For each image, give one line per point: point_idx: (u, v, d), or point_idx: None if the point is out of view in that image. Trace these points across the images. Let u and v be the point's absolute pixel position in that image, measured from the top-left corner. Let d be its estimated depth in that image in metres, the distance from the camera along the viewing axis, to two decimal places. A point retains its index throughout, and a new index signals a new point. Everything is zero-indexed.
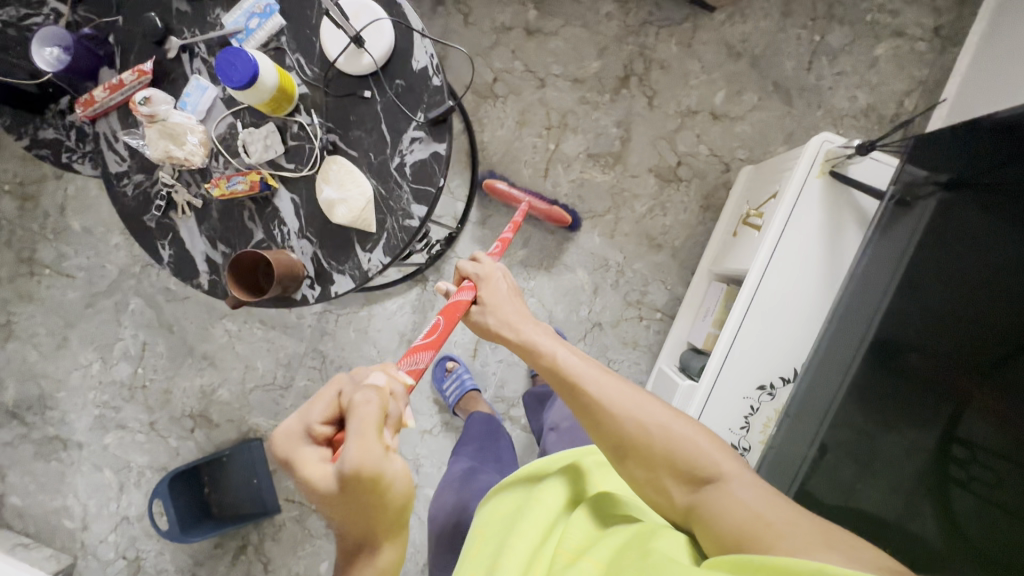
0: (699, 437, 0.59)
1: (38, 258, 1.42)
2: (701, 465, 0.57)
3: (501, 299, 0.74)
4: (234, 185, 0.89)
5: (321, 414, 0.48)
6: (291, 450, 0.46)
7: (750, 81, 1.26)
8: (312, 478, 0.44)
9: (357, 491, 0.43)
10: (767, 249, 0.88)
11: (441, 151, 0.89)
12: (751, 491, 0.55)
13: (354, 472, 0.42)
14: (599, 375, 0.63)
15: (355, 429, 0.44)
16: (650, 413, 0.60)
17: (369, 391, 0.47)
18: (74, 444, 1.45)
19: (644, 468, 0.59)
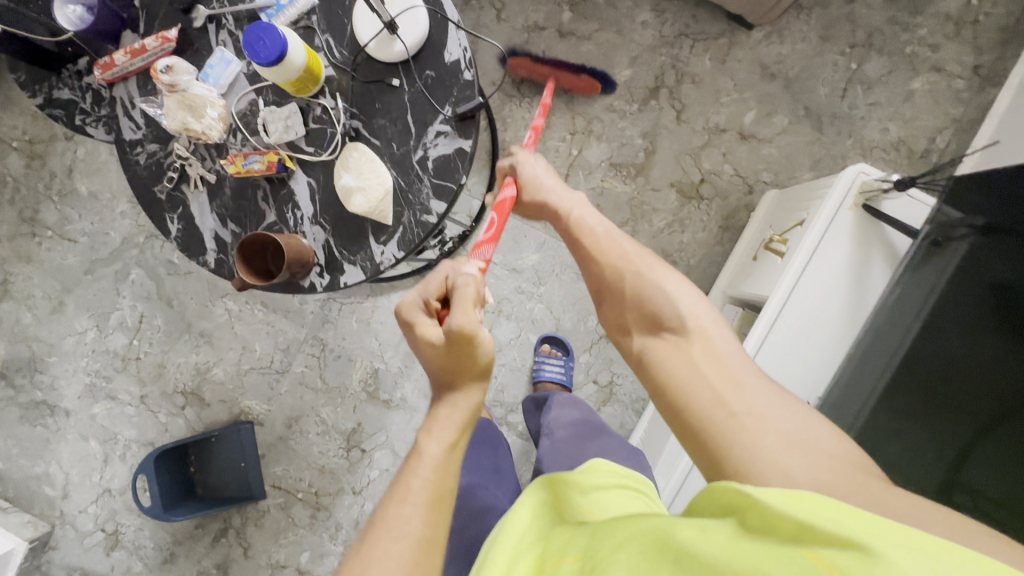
0: (685, 300, 0.60)
1: (39, 219, 1.38)
2: (669, 317, 0.59)
3: (536, 185, 0.78)
4: (250, 163, 0.86)
5: (431, 292, 0.61)
6: (411, 317, 0.60)
7: (782, 103, 1.23)
8: (425, 333, 0.58)
9: (459, 343, 0.56)
10: (791, 277, 0.86)
11: (466, 148, 0.87)
12: (714, 354, 0.55)
13: (458, 327, 0.56)
14: (602, 241, 0.70)
15: (460, 300, 0.57)
16: (632, 264, 0.66)
17: (468, 277, 0.61)
18: (61, 411, 1.42)
19: (621, 311, 0.64)
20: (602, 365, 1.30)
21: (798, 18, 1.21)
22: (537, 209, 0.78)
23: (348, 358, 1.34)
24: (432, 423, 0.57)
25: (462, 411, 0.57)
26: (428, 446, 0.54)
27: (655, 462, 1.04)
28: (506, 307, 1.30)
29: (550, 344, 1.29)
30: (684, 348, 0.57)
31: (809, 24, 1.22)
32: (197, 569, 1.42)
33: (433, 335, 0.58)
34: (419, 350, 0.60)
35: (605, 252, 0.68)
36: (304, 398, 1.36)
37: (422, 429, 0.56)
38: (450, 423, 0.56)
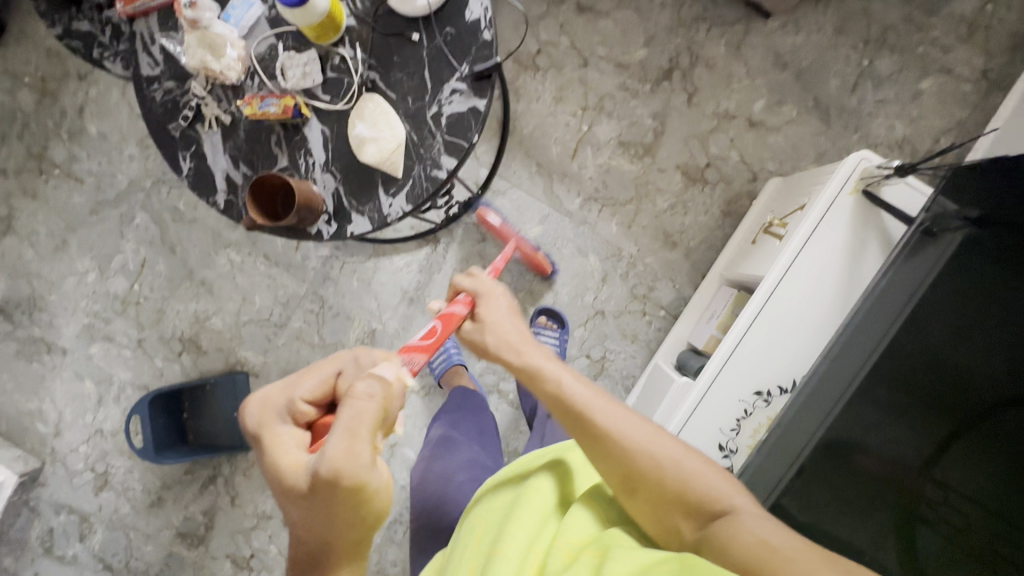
0: (708, 471, 0.60)
1: (48, 157, 1.39)
2: (706, 498, 0.58)
3: (500, 319, 0.74)
4: (266, 106, 0.86)
5: (309, 392, 0.50)
6: (264, 423, 0.48)
7: (793, 93, 1.25)
8: (290, 461, 0.46)
9: (331, 486, 0.43)
10: (787, 256, 0.89)
11: (480, 107, 0.88)
12: (763, 519, 0.56)
13: (333, 471, 0.42)
14: (609, 406, 0.64)
15: (341, 424, 0.43)
16: (654, 441, 0.61)
17: (372, 383, 0.46)
18: (58, 349, 1.43)
19: (649, 498, 0.60)
20: (596, 340, 1.32)
21: (814, 9, 1.23)
22: (521, 365, 0.70)
23: (346, 316, 1.36)
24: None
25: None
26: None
27: None
28: (506, 276, 1.32)
29: (546, 316, 1.29)
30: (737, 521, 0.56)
31: (825, 17, 1.23)
32: (184, 514, 1.45)
33: (293, 466, 0.45)
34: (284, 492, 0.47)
35: (633, 435, 0.61)
36: (300, 352, 1.37)
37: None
38: None
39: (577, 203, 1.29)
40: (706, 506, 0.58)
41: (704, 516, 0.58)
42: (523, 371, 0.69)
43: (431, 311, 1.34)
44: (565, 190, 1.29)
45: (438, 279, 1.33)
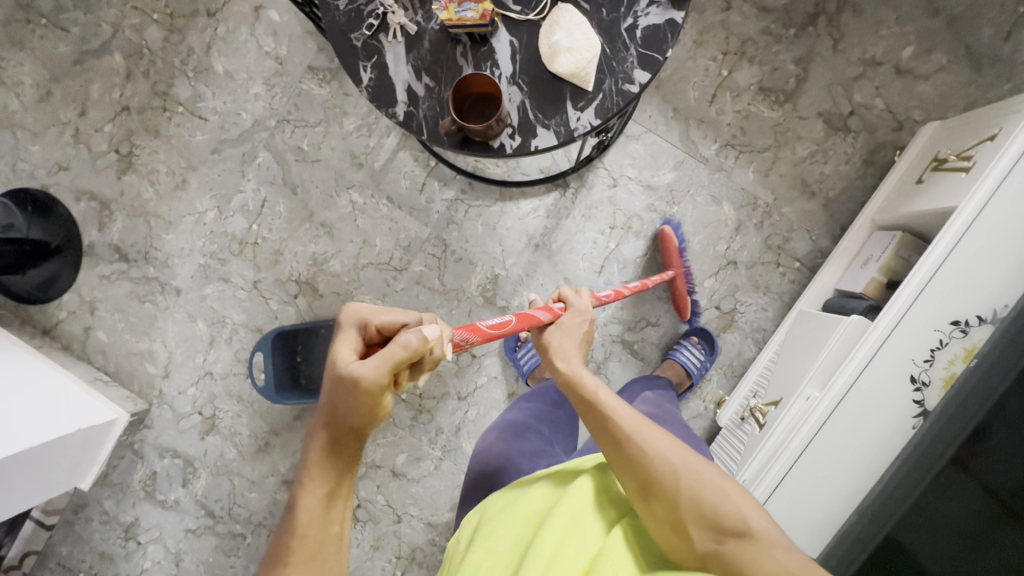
0: (730, 486, 0.59)
1: (172, 94, 1.38)
2: (728, 517, 0.56)
3: (571, 334, 0.76)
4: (464, 12, 0.84)
5: (382, 320, 0.57)
6: (348, 323, 0.57)
7: (942, 41, 1.22)
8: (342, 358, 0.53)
9: (372, 401, 0.51)
10: (991, 183, 0.86)
11: (678, 19, 0.86)
12: (786, 548, 0.55)
13: (363, 381, 0.50)
14: (636, 418, 0.63)
15: (389, 349, 0.50)
16: (675, 451, 0.60)
17: (418, 334, 0.51)
18: (172, 290, 1.42)
19: (664, 510, 0.58)
20: (727, 291, 1.29)
21: None
22: (561, 363, 0.72)
23: (469, 262, 1.33)
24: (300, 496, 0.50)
25: (314, 510, 0.49)
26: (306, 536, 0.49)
27: (802, 375, 1.03)
28: (636, 224, 1.30)
29: (697, 337, 1.28)
30: (762, 549, 0.54)
31: None
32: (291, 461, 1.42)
33: (341, 364, 0.53)
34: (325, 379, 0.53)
35: (660, 445, 0.60)
36: (419, 297, 1.34)
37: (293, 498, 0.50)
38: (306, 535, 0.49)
39: (714, 148, 1.28)
40: (722, 522, 0.56)
41: (726, 533, 0.56)
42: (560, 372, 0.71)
43: (556, 258, 1.32)
44: (701, 135, 1.27)
45: (566, 225, 1.31)
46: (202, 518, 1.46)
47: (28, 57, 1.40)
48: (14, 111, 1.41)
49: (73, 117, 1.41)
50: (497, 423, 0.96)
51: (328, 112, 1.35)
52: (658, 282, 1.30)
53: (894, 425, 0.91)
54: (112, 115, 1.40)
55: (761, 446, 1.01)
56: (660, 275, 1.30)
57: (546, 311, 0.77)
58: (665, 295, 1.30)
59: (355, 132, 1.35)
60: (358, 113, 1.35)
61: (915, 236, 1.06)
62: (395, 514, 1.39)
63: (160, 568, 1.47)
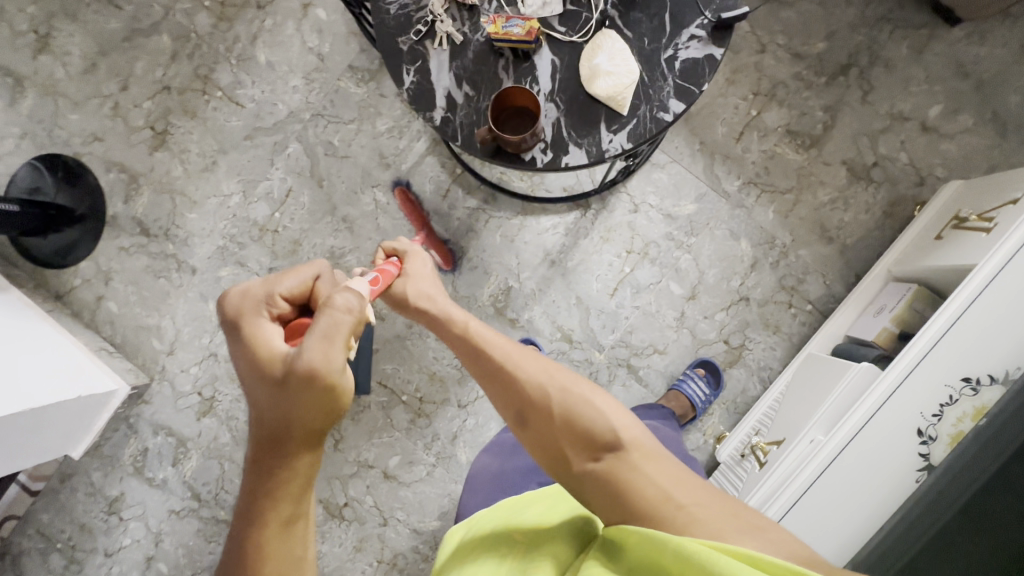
0: (604, 404, 0.60)
1: (213, 79, 1.42)
2: (601, 433, 0.58)
3: (418, 278, 0.88)
4: (510, 27, 0.87)
5: (289, 292, 0.59)
6: (244, 309, 0.56)
7: (970, 103, 1.24)
8: (265, 342, 0.54)
9: (303, 383, 0.50)
10: (1012, 247, 0.87)
11: (717, 55, 0.88)
12: (652, 456, 0.57)
13: (311, 368, 0.50)
14: (511, 347, 0.69)
15: (320, 328, 0.51)
16: (553, 376, 0.64)
17: (350, 297, 0.54)
18: (188, 268, 1.43)
19: (535, 429, 0.62)
20: (736, 327, 1.29)
21: (1002, 24, 1.23)
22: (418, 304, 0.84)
23: (483, 271, 1.34)
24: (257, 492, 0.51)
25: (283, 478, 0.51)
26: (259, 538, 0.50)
27: (807, 418, 1.02)
28: (652, 250, 1.31)
29: (704, 370, 1.28)
30: (625, 459, 0.56)
31: (1012, 32, 1.23)
32: None
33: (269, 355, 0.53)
34: (246, 361, 0.55)
35: (527, 367, 0.65)
36: None
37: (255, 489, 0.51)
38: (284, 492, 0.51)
39: (736, 185, 1.29)
40: (591, 437, 0.58)
41: (598, 450, 0.57)
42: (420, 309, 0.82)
43: (571, 276, 1.33)
44: (725, 171, 1.29)
45: (584, 244, 1.32)
46: (187, 500, 1.45)
47: (79, 30, 1.45)
48: (58, 79, 1.45)
49: (115, 91, 1.44)
50: (495, 444, 0.94)
51: (363, 111, 1.38)
52: (669, 310, 1.31)
53: (899, 477, 0.90)
54: (153, 93, 1.43)
55: (760, 485, 1.00)
56: (671, 304, 1.31)
57: (391, 265, 0.89)
58: (675, 323, 1.31)
59: (386, 133, 1.38)
60: (392, 116, 1.38)
61: (932, 290, 1.06)
62: (382, 517, 1.38)
63: (139, 546, 1.45)
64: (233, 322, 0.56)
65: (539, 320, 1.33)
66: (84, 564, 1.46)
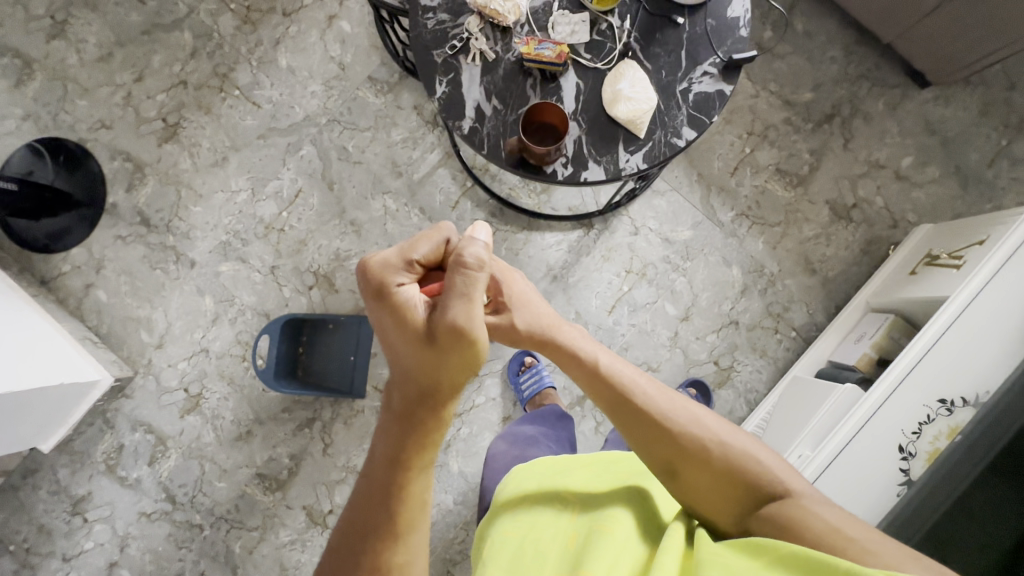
0: (761, 450, 0.67)
1: (231, 78, 1.44)
2: (761, 481, 0.64)
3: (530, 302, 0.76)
4: (542, 49, 0.94)
5: (422, 254, 0.62)
6: (386, 276, 0.60)
7: (937, 157, 1.38)
8: (406, 303, 0.59)
9: (451, 343, 0.58)
10: (976, 284, 0.97)
11: (727, 91, 0.97)
12: (813, 497, 0.62)
13: (456, 329, 0.57)
14: (652, 392, 0.70)
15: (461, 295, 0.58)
16: (706, 426, 0.68)
17: (479, 252, 0.58)
18: (187, 261, 1.42)
19: (695, 484, 0.66)
20: (726, 349, 1.36)
21: (964, 90, 1.38)
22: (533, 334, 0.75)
23: None
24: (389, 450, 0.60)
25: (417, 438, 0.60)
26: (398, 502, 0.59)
27: (797, 433, 1.07)
28: (650, 271, 1.37)
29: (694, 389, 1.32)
30: (791, 502, 0.62)
31: (973, 97, 1.38)
32: (269, 454, 1.38)
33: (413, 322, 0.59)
34: (391, 327, 0.60)
35: (673, 416, 0.68)
36: None
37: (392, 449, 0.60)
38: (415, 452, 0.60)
39: (729, 216, 1.38)
40: (756, 487, 0.64)
41: (765, 498, 0.64)
42: (537, 340, 0.75)
43: (571, 292, 1.37)
44: (719, 202, 1.38)
45: (585, 262, 1.38)
46: (161, 502, 1.38)
47: (99, 20, 1.46)
48: (71, 65, 1.45)
49: (129, 81, 1.45)
50: (509, 431, 0.97)
51: (379, 120, 1.43)
52: (663, 330, 1.36)
53: (882, 492, 0.95)
54: (168, 87, 1.44)
55: None
56: (666, 323, 1.36)
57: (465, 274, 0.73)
58: (668, 342, 1.36)
59: (400, 143, 1.42)
60: (407, 127, 1.43)
61: (907, 321, 1.15)
62: None
63: (102, 551, 1.37)
64: (376, 287, 0.60)
65: None
66: (38, 569, 1.37)
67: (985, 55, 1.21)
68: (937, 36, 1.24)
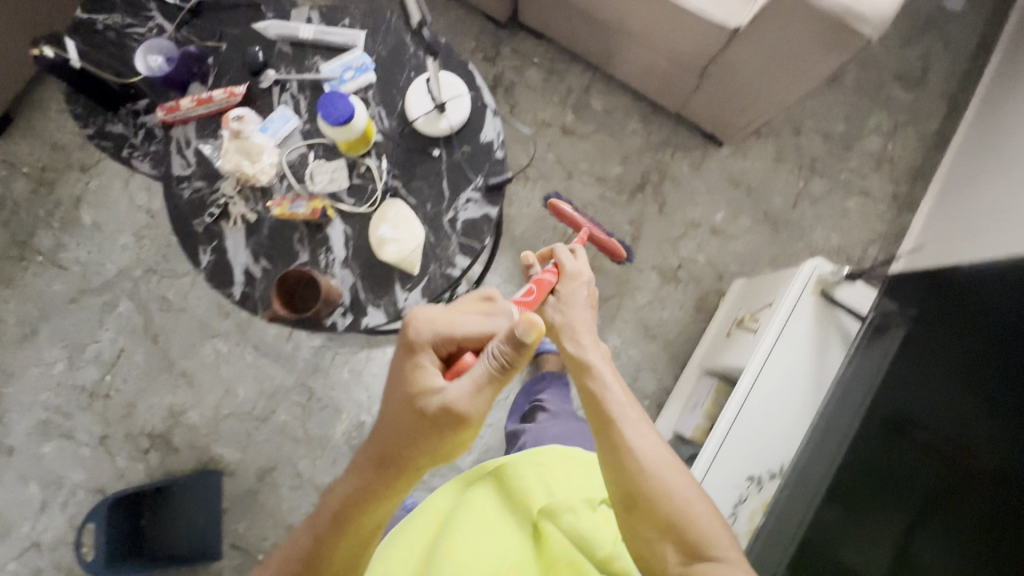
0: (715, 522, 0.71)
1: (31, 245, 1.36)
2: (702, 549, 0.69)
3: (573, 305, 0.89)
4: (296, 208, 0.94)
5: (461, 330, 0.71)
6: (417, 343, 0.69)
7: (746, 207, 1.45)
8: (426, 380, 0.67)
9: (448, 423, 0.66)
10: (766, 347, 1.01)
11: (493, 213, 0.99)
12: None
13: (450, 412, 0.65)
14: (649, 446, 0.76)
15: (477, 394, 0.65)
16: (675, 485, 0.73)
17: (513, 349, 0.64)
18: (4, 449, 1.30)
19: (645, 518, 0.72)
20: None
21: (758, 142, 1.47)
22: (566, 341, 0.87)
23: (334, 409, 1.34)
24: (356, 489, 0.71)
25: (360, 490, 0.71)
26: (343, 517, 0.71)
27: None
28: None
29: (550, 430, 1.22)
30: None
31: (767, 147, 1.48)
32: None
33: (425, 389, 0.67)
34: (404, 389, 0.69)
35: (649, 460, 0.74)
36: (283, 448, 1.33)
37: (357, 482, 0.71)
38: (377, 496, 0.70)
39: None
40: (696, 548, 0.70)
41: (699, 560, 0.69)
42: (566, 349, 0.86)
43: None
44: None
45: None
46: None
47: None
48: None
49: None
50: None
51: None
52: None
53: None
54: None
55: None
56: None
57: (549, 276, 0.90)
58: None
59: None
60: None
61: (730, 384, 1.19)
62: None
63: None
64: (407, 346, 0.69)
65: None
66: None
67: (786, 102, 1.17)
68: (730, 100, 1.24)
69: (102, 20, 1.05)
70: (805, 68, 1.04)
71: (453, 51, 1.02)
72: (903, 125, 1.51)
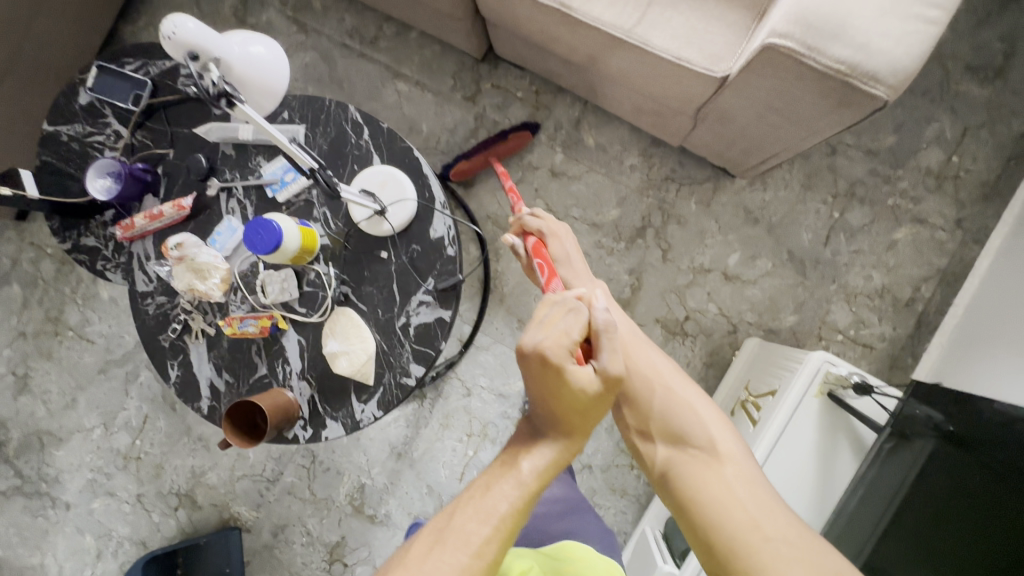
0: (703, 407, 0.72)
1: (63, 320, 1.48)
2: (694, 435, 0.70)
3: (563, 251, 0.91)
4: (246, 326, 0.94)
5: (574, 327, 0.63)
6: (560, 359, 0.60)
7: (766, 247, 1.27)
8: (580, 380, 0.60)
9: (608, 394, 0.62)
10: (762, 451, 0.88)
11: (446, 317, 0.92)
12: (743, 475, 0.65)
13: (610, 376, 0.62)
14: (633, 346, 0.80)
15: (611, 352, 0.63)
16: (658, 373, 0.77)
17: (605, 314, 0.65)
18: (62, 504, 1.46)
19: (637, 413, 0.75)
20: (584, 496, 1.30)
21: (781, 168, 1.27)
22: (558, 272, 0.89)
23: (336, 471, 1.38)
24: (529, 459, 0.61)
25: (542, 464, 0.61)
26: (524, 468, 0.60)
27: None
28: (491, 430, 1.33)
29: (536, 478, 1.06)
30: (716, 464, 0.66)
31: (791, 173, 1.27)
32: None
33: (580, 382, 0.61)
34: (553, 392, 0.61)
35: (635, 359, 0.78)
36: (292, 507, 1.39)
37: (515, 464, 0.61)
38: (539, 472, 0.60)
39: None
40: (686, 434, 0.71)
41: (686, 448, 0.70)
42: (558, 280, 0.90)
43: (418, 466, 1.35)
44: None
45: (425, 433, 1.35)
46: None
47: None
48: None
49: None
50: None
51: None
52: None
53: None
54: (10, 340, 1.50)
55: None
56: None
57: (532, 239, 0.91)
58: None
59: None
60: None
61: None
62: None
63: None
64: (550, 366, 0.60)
65: (396, 511, 1.35)
66: None
67: (800, 148, 0.96)
68: (732, 142, 1.04)
69: (65, 130, 1.06)
70: (810, 123, 0.84)
71: (396, 138, 0.94)
72: (973, 130, 1.23)
